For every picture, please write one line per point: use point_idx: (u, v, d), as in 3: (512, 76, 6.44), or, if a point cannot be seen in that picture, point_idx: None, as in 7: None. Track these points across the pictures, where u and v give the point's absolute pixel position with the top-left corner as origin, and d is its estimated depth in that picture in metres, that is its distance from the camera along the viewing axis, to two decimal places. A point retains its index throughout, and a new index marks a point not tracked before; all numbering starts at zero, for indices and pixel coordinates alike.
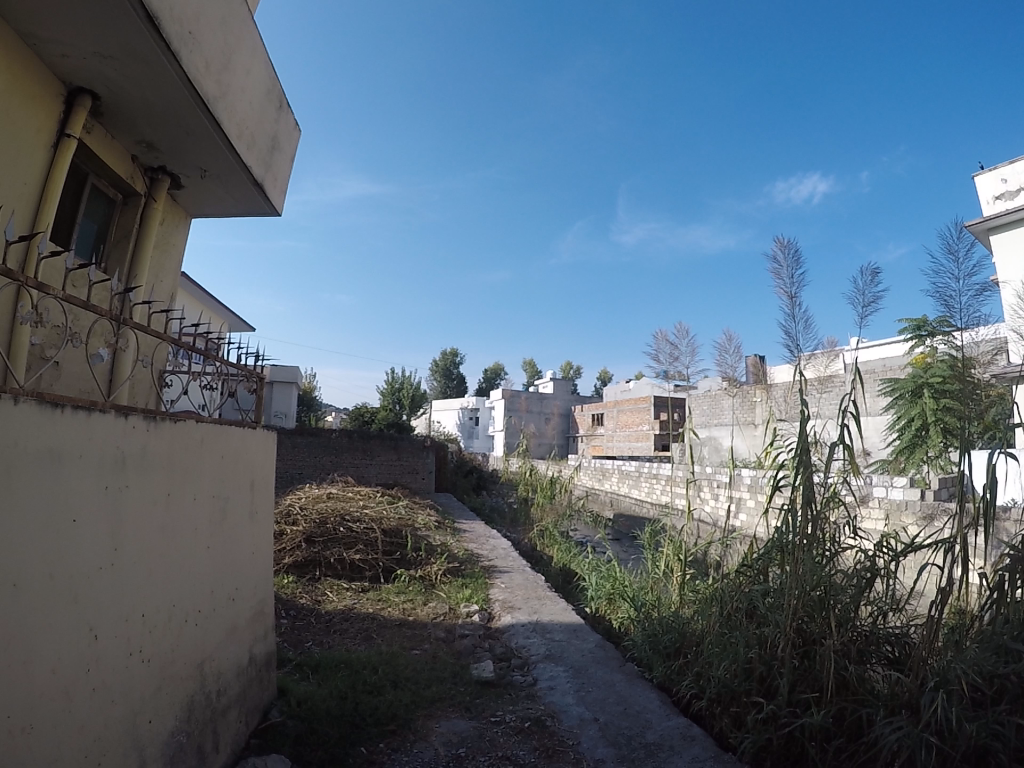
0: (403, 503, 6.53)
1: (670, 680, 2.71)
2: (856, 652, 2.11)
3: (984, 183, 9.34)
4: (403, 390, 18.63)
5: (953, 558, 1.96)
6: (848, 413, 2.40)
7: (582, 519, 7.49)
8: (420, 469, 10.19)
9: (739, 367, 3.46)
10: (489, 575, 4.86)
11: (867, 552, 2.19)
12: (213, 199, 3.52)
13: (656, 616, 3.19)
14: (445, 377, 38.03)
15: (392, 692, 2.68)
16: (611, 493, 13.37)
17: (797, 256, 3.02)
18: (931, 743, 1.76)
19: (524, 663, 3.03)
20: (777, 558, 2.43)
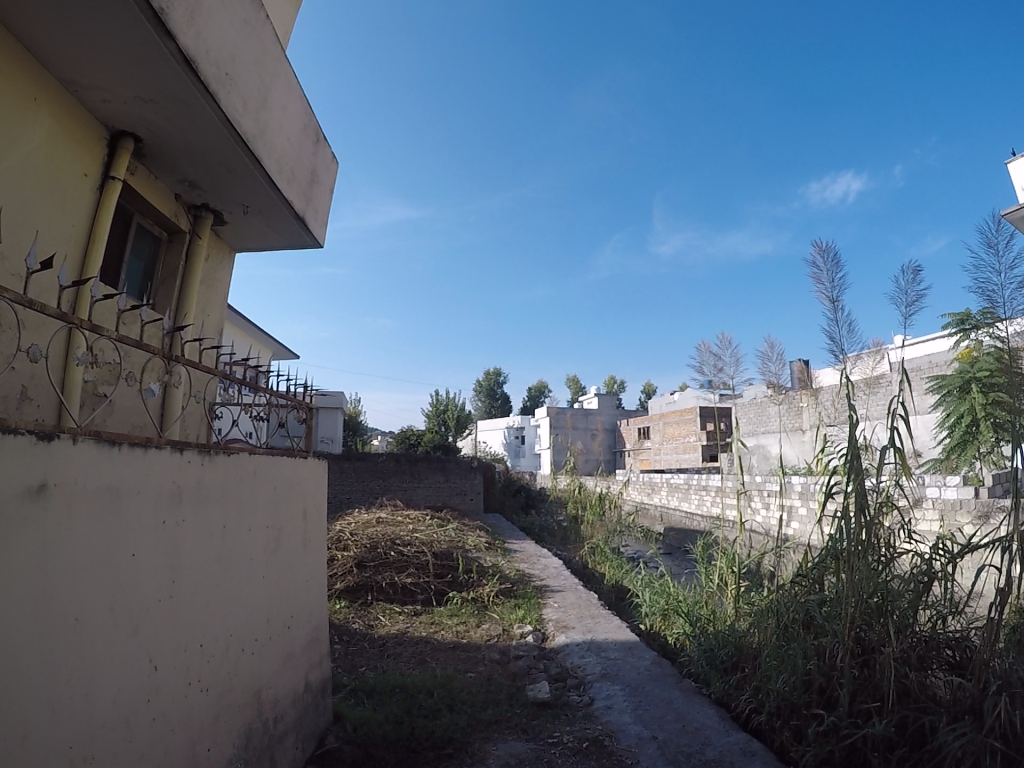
0: (453, 525, 6.56)
1: (728, 696, 2.65)
2: (916, 659, 2.05)
3: (1021, 170, 9.06)
4: (449, 412, 18.80)
5: (1012, 559, 1.89)
6: (897, 414, 2.34)
7: (633, 534, 7.41)
8: (469, 490, 10.23)
9: (782, 373, 3.39)
10: (541, 594, 4.84)
11: (924, 556, 2.13)
12: (255, 233, 3.63)
13: (712, 631, 3.13)
14: (490, 397, 38.22)
15: (449, 715, 2.69)
16: (661, 507, 13.20)
17: (837, 259, 2.93)
18: (997, 750, 1.69)
19: (580, 683, 3.00)
20: (832, 566, 2.37)
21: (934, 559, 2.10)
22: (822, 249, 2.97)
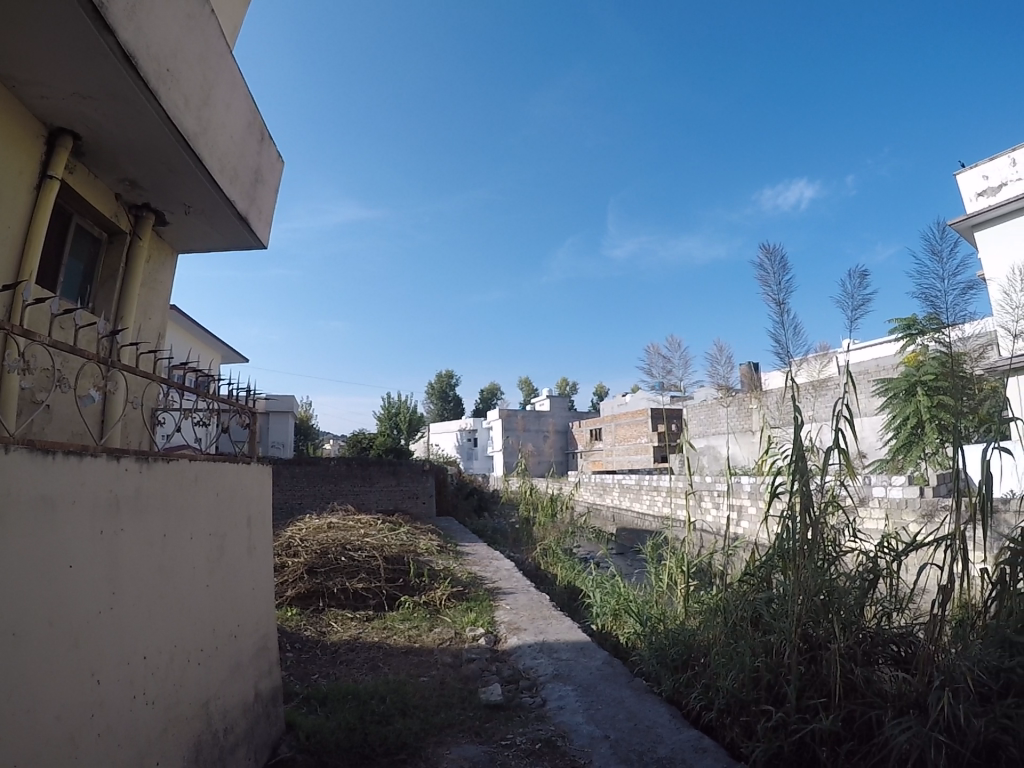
0: (405, 529, 6.50)
1: (679, 693, 2.69)
2: (862, 654, 2.10)
3: (966, 181, 9.36)
4: (401, 414, 18.68)
5: (953, 556, 1.95)
6: (842, 416, 2.39)
7: (585, 535, 7.45)
8: (421, 494, 10.15)
9: (731, 375, 3.44)
10: (493, 597, 4.82)
11: (868, 553, 2.19)
12: (198, 234, 3.54)
13: (662, 629, 3.17)
14: (443, 399, 38.10)
15: (402, 720, 2.65)
16: (613, 508, 13.30)
17: (785, 263, 2.97)
18: (940, 741, 1.74)
19: (533, 685, 3.00)
20: (779, 565, 2.41)
21: (879, 557, 2.16)
22: (770, 253, 3.01)
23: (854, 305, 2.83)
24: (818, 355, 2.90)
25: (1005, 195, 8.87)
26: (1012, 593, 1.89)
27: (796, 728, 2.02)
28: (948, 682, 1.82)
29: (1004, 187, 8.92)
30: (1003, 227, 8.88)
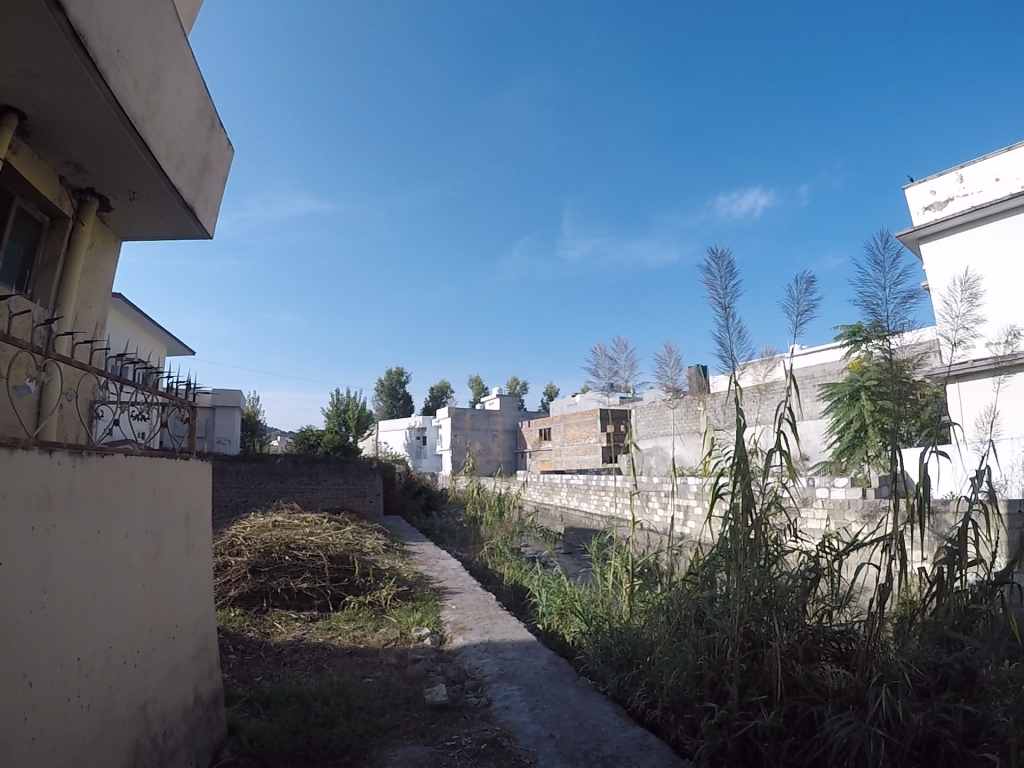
0: (352, 528, 6.42)
1: (623, 692, 2.71)
2: (803, 652, 2.14)
3: (914, 194, 9.65)
4: (350, 411, 18.49)
5: (892, 556, 2.00)
6: (784, 418, 2.43)
7: (532, 534, 7.47)
8: (369, 492, 10.04)
9: (679, 377, 3.48)
10: (440, 597, 4.80)
11: (810, 553, 2.23)
12: (142, 221, 3.43)
13: (607, 628, 3.19)
14: (392, 397, 37.80)
15: (347, 722, 2.61)
16: (560, 507, 13.38)
17: (732, 267, 3.02)
18: (879, 736, 1.78)
19: (478, 684, 2.99)
20: (722, 565, 2.45)
21: (820, 557, 2.21)
22: (719, 257, 3.06)
23: (797, 311, 2.90)
24: (764, 360, 2.96)
25: (951, 211, 9.23)
26: (949, 591, 1.93)
27: (738, 725, 2.05)
28: (884, 678, 1.87)
29: (952, 202, 9.21)
30: (947, 241, 9.23)
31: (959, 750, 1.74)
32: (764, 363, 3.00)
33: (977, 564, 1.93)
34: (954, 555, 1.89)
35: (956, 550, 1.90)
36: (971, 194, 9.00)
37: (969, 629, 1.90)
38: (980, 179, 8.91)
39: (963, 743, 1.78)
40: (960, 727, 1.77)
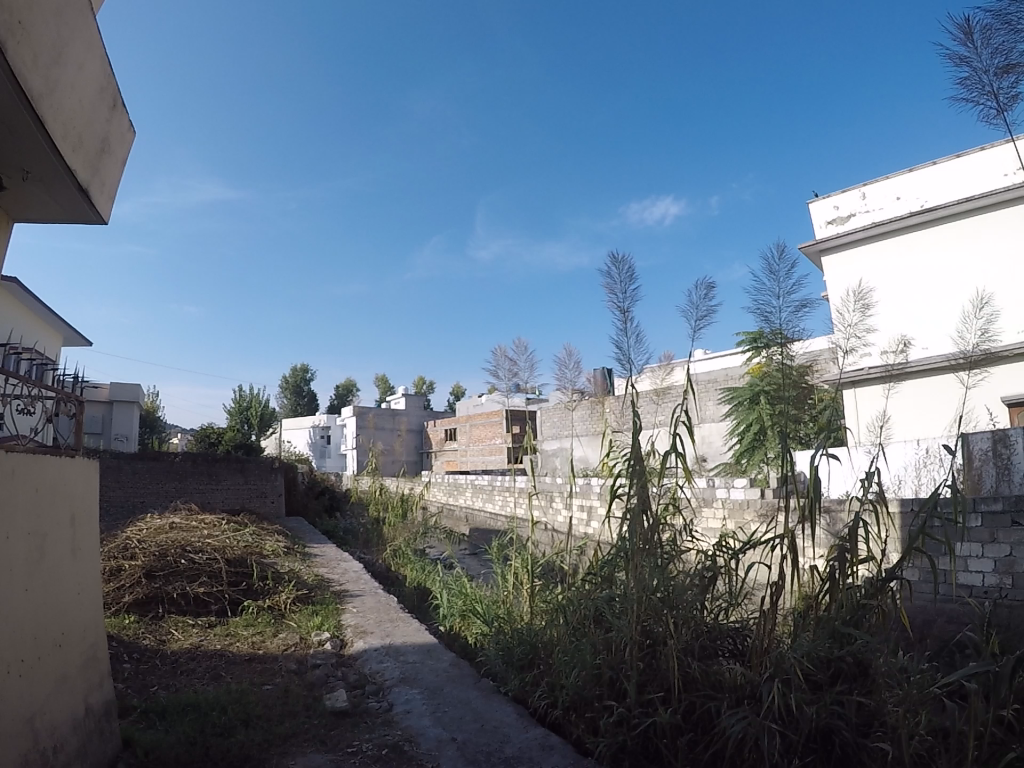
0: (250, 529, 6.21)
1: (525, 692, 2.72)
2: (699, 649, 2.17)
3: (818, 208, 10.04)
4: (253, 408, 17.87)
5: (783, 556, 2.05)
6: (680, 421, 2.48)
7: (436, 535, 7.43)
8: (271, 492, 9.73)
9: (578, 380, 3.53)
10: (341, 600, 4.70)
11: (708, 553, 2.30)
12: (30, 202, 3.20)
13: (508, 628, 3.19)
14: (296, 396, 36.88)
15: (245, 731, 2.51)
16: (464, 508, 13.37)
17: (632, 273, 3.07)
18: (773, 730, 1.81)
19: (379, 689, 2.93)
20: (621, 564, 2.48)
21: (716, 556, 2.27)
22: (617, 261, 3.09)
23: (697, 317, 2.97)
24: (661, 366, 3.04)
25: (852, 226, 9.66)
26: (841, 588, 1.98)
27: (637, 722, 2.08)
28: (777, 672, 1.92)
29: (854, 217, 9.70)
30: (847, 256, 9.69)
31: (853, 740, 1.80)
32: (661, 368, 3.07)
33: (867, 561, 1.98)
34: (842, 554, 1.95)
35: (847, 547, 1.95)
36: (872, 211, 9.53)
37: (859, 625, 1.94)
38: (882, 197, 9.44)
39: (856, 734, 1.84)
40: (853, 719, 1.82)
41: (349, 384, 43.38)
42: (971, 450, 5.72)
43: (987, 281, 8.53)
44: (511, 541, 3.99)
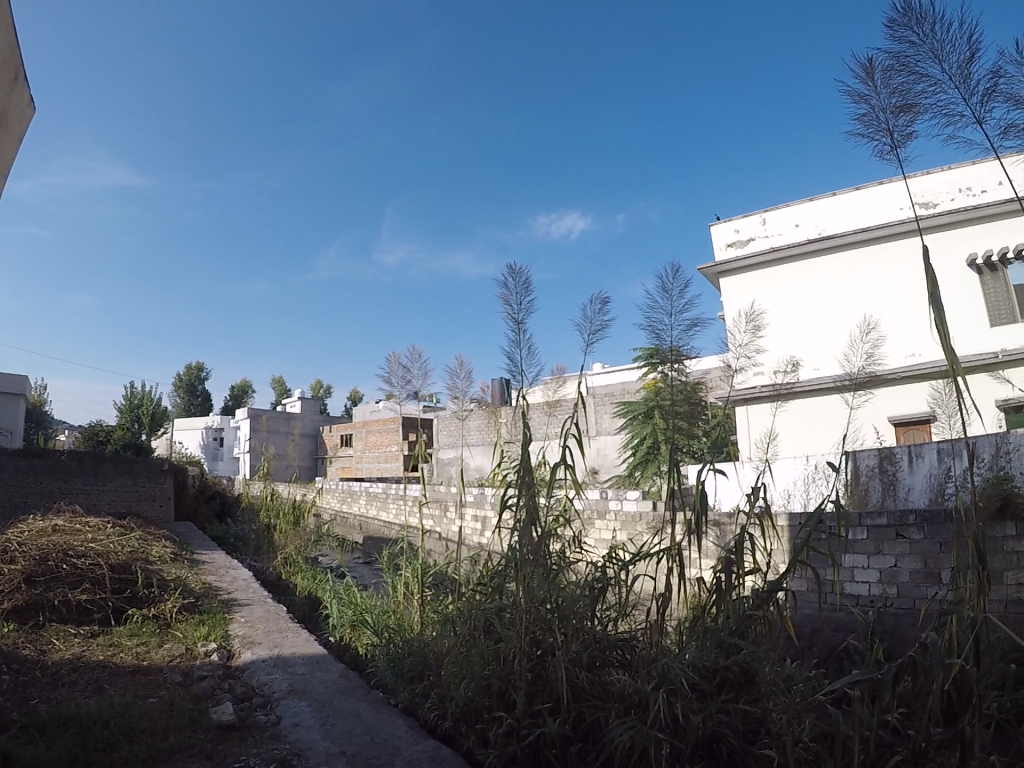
0: (136, 534, 5.91)
1: (415, 704, 2.67)
2: (587, 659, 2.19)
3: (719, 231, 10.35)
4: (144, 407, 17.18)
5: (672, 567, 2.10)
6: (570, 435, 2.53)
7: (330, 543, 7.27)
8: (161, 495, 9.30)
9: (469, 390, 3.52)
10: (229, 609, 4.53)
11: (599, 564, 2.37)
12: None
13: (398, 638, 3.15)
14: (192, 396, 35.46)
15: (128, 748, 2.37)
16: (359, 517, 13.14)
17: (529, 284, 3.07)
18: (660, 738, 1.81)
19: (267, 701, 2.83)
20: (511, 574, 2.50)
21: (607, 567, 2.35)
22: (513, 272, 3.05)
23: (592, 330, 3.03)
24: (554, 378, 3.07)
25: (752, 249, 10.04)
26: (726, 598, 2.03)
27: (528, 733, 2.08)
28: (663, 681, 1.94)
29: (753, 241, 10.06)
30: (744, 278, 10.05)
31: (740, 747, 1.82)
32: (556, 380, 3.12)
33: (752, 571, 2.01)
34: (729, 563, 1.98)
35: (733, 556, 1.99)
36: (771, 237, 9.92)
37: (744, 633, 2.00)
38: (780, 224, 9.85)
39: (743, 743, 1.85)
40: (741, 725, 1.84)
41: (246, 387, 41.98)
42: (859, 466, 6.09)
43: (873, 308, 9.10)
44: (401, 549, 3.93)
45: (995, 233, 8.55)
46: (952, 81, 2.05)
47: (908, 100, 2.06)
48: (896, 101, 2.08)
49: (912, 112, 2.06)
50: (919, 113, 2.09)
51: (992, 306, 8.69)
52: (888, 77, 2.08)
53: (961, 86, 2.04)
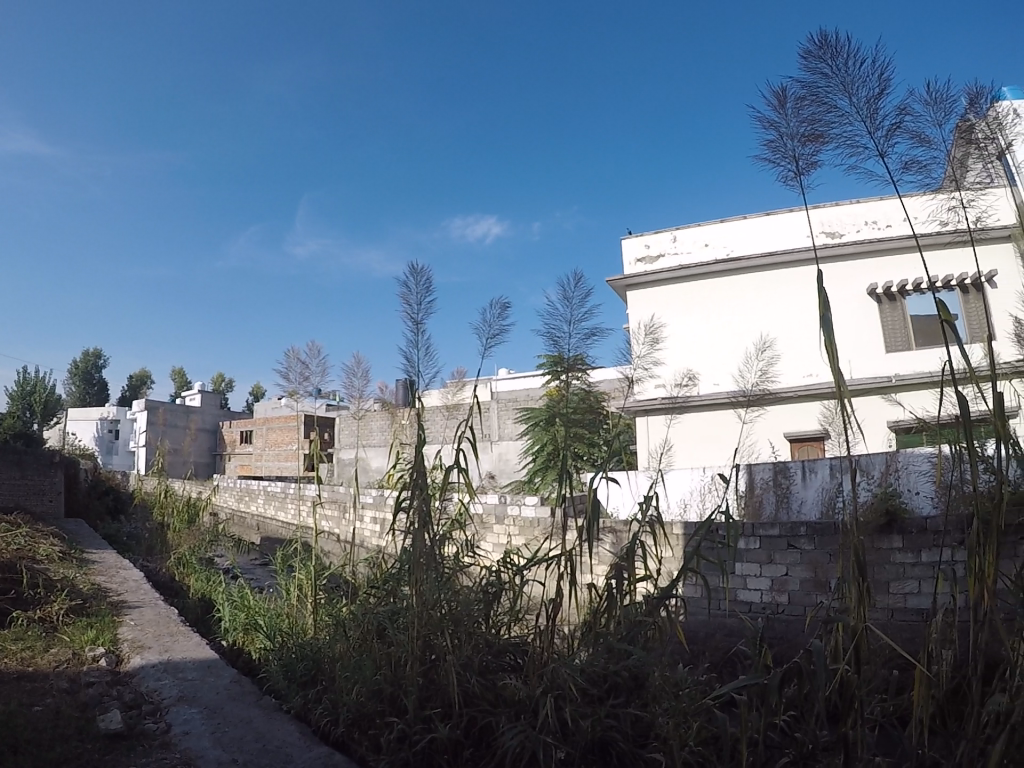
0: (21, 531, 5.58)
1: (307, 709, 2.60)
2: (479, 664, 2.17)
3: (630, 247, 10.31)
4: (36, 393, 16.34)
5: (562, 573, 2.03)
6: (465, 435, 2.42)
7: (225, 544, 7.04)
8: (50, 490, 8.81)
9: (366, 390, 3.48)
10: (119, 612, 4.33)
11: (494, 570, 2.37)
12: None
13: (291, 642, 3.08)
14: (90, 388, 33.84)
15: (9, 760, 2.22)
16: (257, 516, 12.75)
17: (429, 285, 3.00)
18: (547, 741, 1.82)
19: (156, 709, 2.71)
20: (404, 578, 2.48)
21: (502, 573, 2.35)
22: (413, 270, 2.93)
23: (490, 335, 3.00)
24: (452, 383, 3.00)
25: (662, 266, 10.09)
26: (617, 605, 2.01)
27: (417, 738, 2.04)
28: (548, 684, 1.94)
29: (663, 258, 10.12)
30: (653, 293, 10.08)
31: (629, 749, 1.84)
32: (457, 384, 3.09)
33: (645, 578, 1.92)
34: (619, 569, 1.95)
35: (625, 562, 1.93)
36: (681, 254, 10.03)
37: (636, 641, 1.91)
38: (691, 242, 9.98)
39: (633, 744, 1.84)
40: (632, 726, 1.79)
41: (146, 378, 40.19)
42: (753, 479, 5.91)
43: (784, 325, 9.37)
44: (297, 551, 3.83)
45: (895, 265, 9.05)
46: (858, 115, 2.09)
47: (814, 129, 2.09)
48: (804, 130, 2.10)
49: (818, 142, 2.08)
50: (826, 144, 2.11)
51: (887, 333, 9.14)
52: (801, 105, 2.09)
53: (867, 120, 2.08)
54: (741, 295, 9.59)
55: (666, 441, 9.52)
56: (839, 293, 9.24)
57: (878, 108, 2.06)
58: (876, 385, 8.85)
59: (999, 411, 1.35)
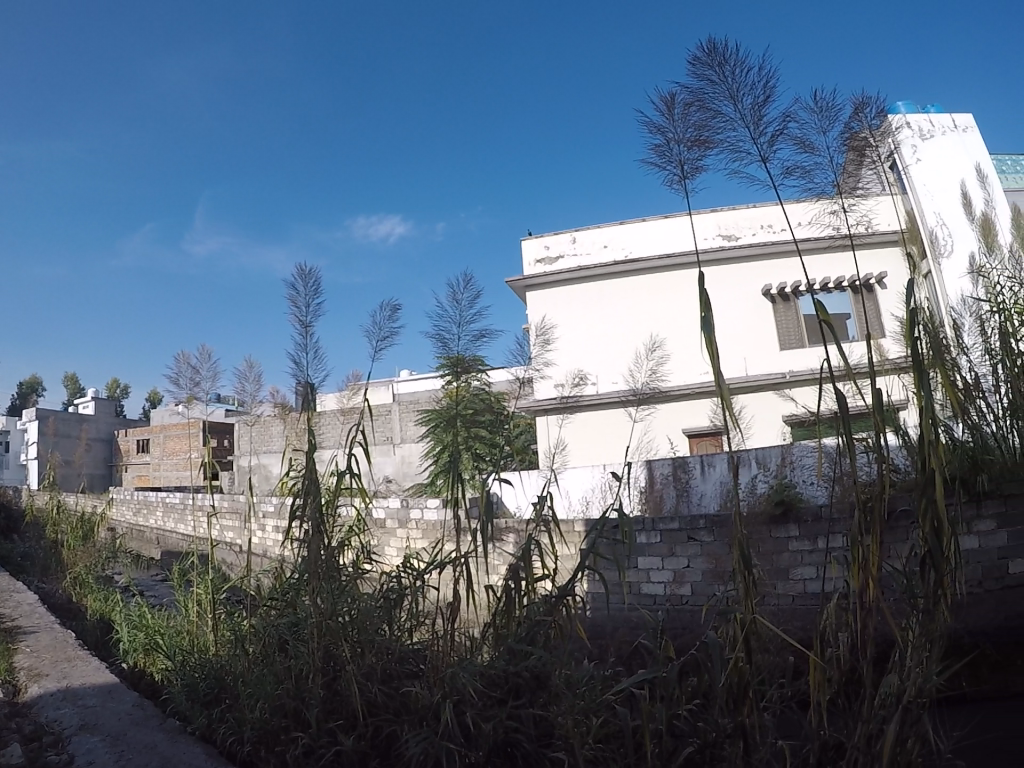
0: None
1: (212, 729, 2.47)
2: (381, 673, 2.00)
3: (531, 247, 10.22)
4: None
5: (460, 576, 1.96)
6: (356, 439, 2.27)
7: (123, 561, 6.64)
8: None
9: (258, 397, 3.39)
10: (7, 639, 4.03)
11: (394, 574, 2.23)
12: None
13: (193, 660, 2.94)
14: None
15: None
16: (155, 528, 12.17)
17: (317, 285, 2.83)
18: (450, 749, 1.59)
19: (55, 740, 2.52)
20: (303, 589, 2.43)
21: (404, 577, 2.21)
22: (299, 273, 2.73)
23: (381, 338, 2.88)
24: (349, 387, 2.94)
25: (563, 267, 10.04)
26: (515, 604, 1.88)
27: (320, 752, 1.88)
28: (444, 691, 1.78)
29: (563, 259, 10.08)
30: (558, 293, 10.03)
31: (534, 751, 1.60)
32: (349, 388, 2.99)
33: (545, 577, 1.84)
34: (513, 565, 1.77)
35: (521, 564, 1.80)
36: (580, 255, 10.06)
37: (535, 640, 1.77)
38: (589, 243, 10.04)
39: (539, 743, 1.64)
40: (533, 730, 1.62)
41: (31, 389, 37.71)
42: (652, 473, 6.36)
43: (690, 328, 9.59)
44: (197, 563, 3.67)
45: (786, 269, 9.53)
46: (743, 121, 2.03)
47: (701, 134, 2.00)
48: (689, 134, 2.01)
49: (704, 145, 2.00)
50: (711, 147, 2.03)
51: (782, 333, 9.43)
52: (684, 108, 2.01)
53: (751, 125, 2.02)
54: (635, 296, 9.73)
55: (563, 441, 9.46)
56: (732, 293, 9.46)
57: (762, 114, 2.01)
58: (770, 382, 9.10)
59: (876, 405, 1.34)
